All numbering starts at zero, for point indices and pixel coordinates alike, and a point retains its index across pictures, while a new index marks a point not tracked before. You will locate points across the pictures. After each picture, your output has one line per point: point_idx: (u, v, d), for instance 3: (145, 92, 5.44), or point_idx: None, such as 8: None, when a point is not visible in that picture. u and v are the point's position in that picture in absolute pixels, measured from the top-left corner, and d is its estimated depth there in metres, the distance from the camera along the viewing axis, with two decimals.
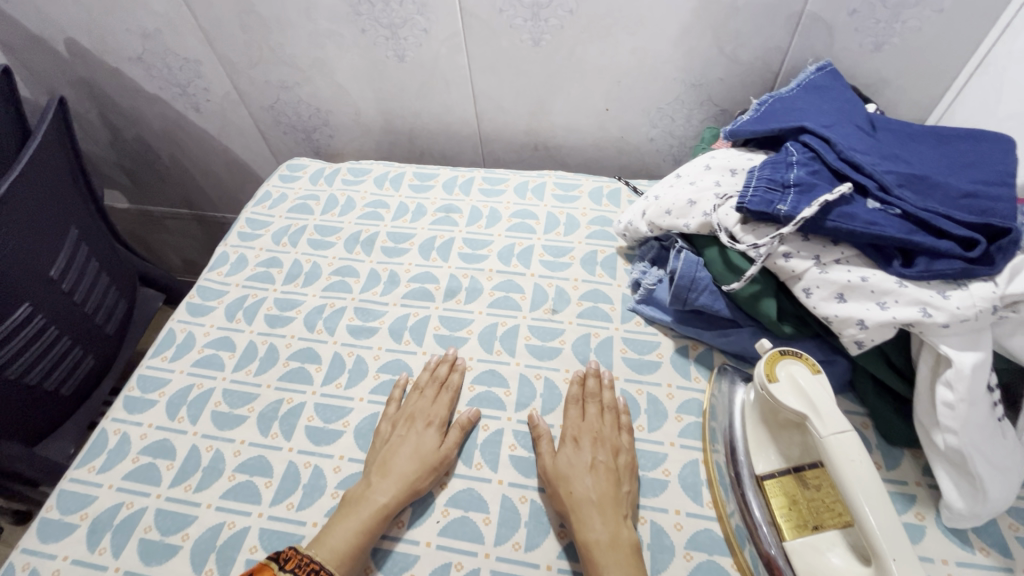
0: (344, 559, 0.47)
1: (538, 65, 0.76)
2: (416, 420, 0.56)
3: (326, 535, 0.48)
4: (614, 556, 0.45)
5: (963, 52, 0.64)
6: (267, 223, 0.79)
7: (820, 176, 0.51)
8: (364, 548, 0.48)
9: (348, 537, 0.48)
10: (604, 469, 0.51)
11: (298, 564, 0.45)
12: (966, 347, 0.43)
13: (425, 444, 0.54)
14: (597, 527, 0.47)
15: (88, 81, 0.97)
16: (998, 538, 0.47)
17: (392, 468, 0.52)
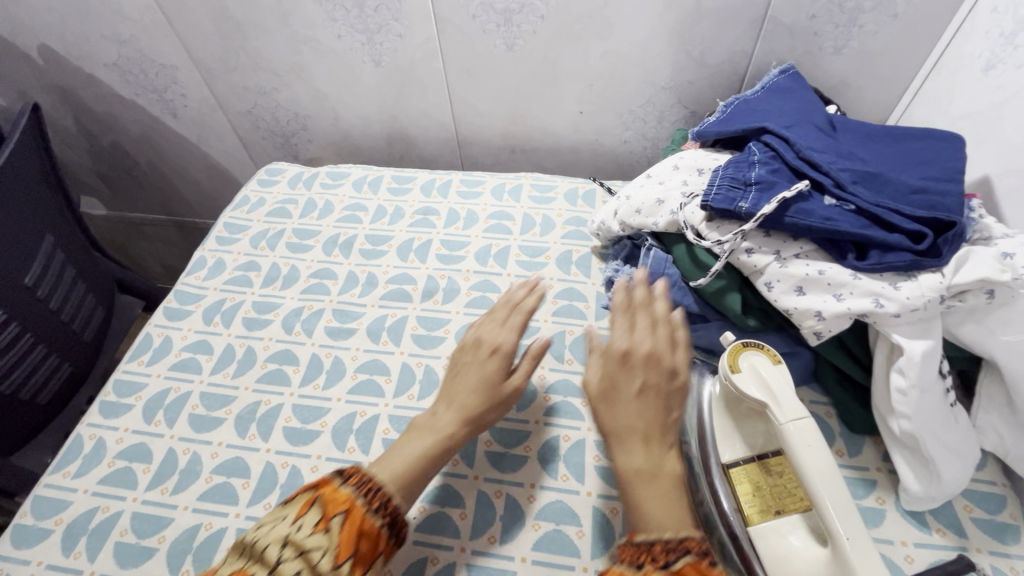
0: (404, 483, 0.46)
1: (512, 69, 0.77)
2: (473, 351, 0.54)
3: (388, 456, 0.48)
4: (655, 489, 0.42)
5: (918, 55, 0.67)
6: (245, 227, 0.80)
7: (780, 174, 0.53)
8: (423, 476, 0.47)
9: (409, 460, 0.48)
10: (655, 395, 0.46)
11: (359, 481, 0.44)
12: (916, 336, 0.46)
13: (485, 377, 0.52)
14: (636, 456, 0.43)
15: (63, 88, 0.97)
16: (954, 519, 0.49)
17: (455, 395, 0.52)
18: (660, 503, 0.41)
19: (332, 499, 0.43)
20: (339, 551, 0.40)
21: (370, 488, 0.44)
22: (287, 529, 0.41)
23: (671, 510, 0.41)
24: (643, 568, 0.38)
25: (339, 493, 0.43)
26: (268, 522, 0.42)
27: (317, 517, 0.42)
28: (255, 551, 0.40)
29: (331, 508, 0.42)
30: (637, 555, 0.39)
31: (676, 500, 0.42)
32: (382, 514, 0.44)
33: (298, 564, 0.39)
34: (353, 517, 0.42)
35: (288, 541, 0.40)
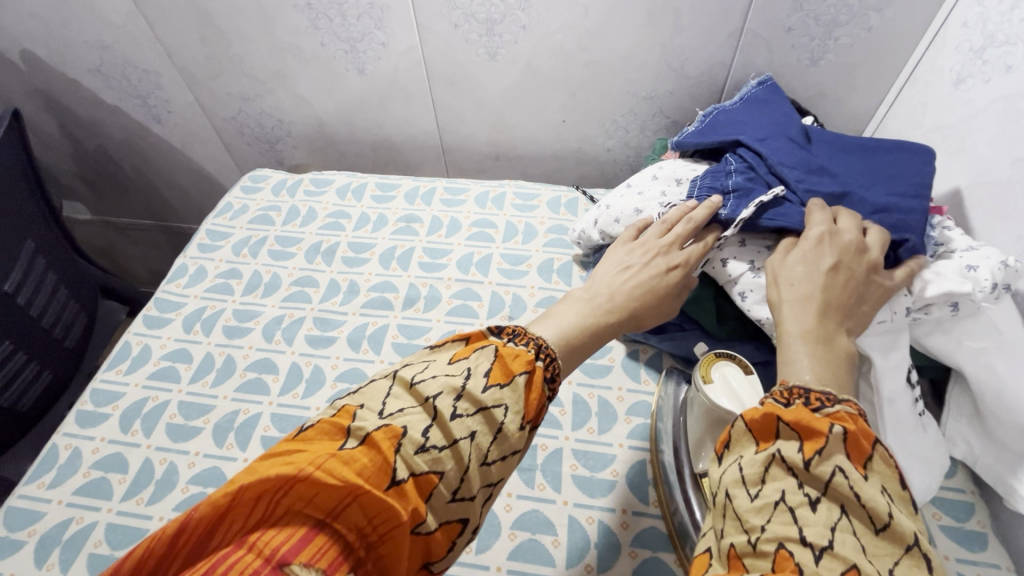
0: (569, 349, 0.42)
1: (495, 78, 0.78)
2: (642, 244, 0.51)
3: (549, 321, 0.44)
4: (824, 351, 0.38)
5: (892, 68, 0.68)
6: (227, 234, 0.79)
7: (756, 181, 0.54)
8: (582, 347, 0.43)
9: (579, 329, 0.44)
10: (850, 276, 0.43)
11: (531, 342, 0.40)
12: (884, 347, 0.46)
13: (653, 273, 0.48)
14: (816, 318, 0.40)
15: (46, 93, 0.96)
16: (923, 527, 0.49)
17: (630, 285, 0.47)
18: (818, 360, 0.38)
19: (511, 358, 0.38)
20: (523, 412, 0.36)
21: (539, 346, 0.40)
22: (457, 378, 0.36)
23: (837, 372, 0.37)
24: (794, 403, 0.34)
25: (516, 354, 0.38)
26: (416, 362, 0.38)
27: (498, 370, 0.37)
28: (427, 394, 0.35)
29: (514, 367, 0.37)
30: (791, 393, 0.35)
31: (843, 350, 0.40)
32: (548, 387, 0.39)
33: (474, 425, 0.34)
34: (533, 382, 0.38)
35: (462, 394, 0.35)
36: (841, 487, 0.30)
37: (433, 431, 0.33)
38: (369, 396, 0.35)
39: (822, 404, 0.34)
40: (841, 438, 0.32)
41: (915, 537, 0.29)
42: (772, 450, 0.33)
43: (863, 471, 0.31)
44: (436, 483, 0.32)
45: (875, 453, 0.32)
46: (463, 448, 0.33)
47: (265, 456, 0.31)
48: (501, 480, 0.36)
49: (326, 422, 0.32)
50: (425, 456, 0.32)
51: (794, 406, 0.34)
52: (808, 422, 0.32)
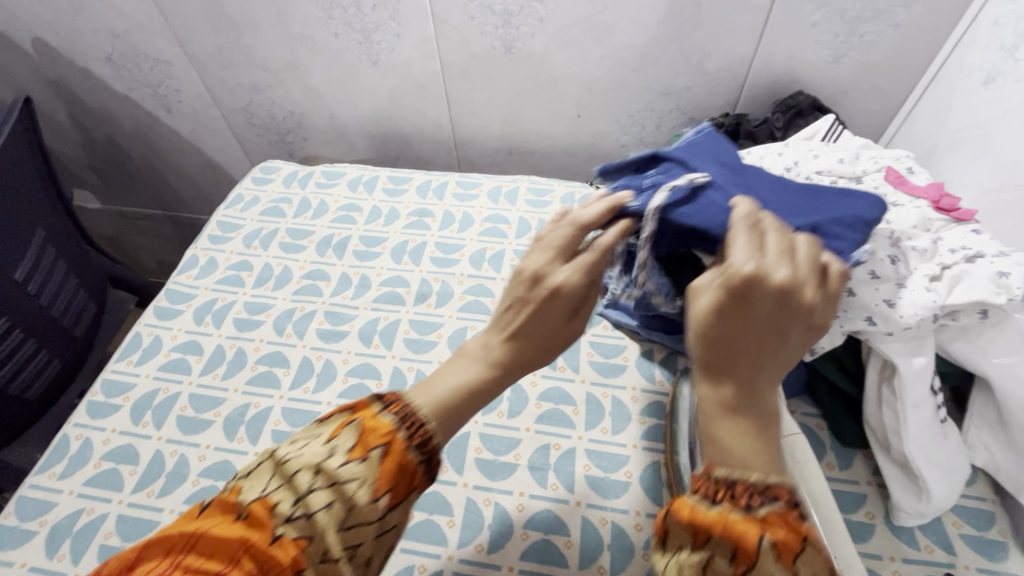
0: (445, 412, 0.39)
1: (510, 71, 0.77)
2: (532, 267, 0.41)
3: (425, 387, 0.40)
4: (737, 427, 0.31)
5: (918, 66, 0.67)
6: (238, 226, 0.79)
7: (672, 174, 0.46)
8: (467, 409, 0.40)
9: (452, 391, 0.40)
10: (749, 320, 0.32)
11: (401, 409, 0.37)
12: (908, 354, 0.45)
13: (547, 309, 0.40)
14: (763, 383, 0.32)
15: (57, 81, 0.95)
16: (943, 536, 0.49)
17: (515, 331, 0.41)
18: (744, 438, 0.31)
19: (369, 430, 0.35)
20: (375, 484, 0.34)
21: (410, 419, 0.37)
22: (323, 454, 0.34)
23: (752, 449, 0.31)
24: (719, 506, 0.29)
25: (378, 422, 0.36)
26: (300, 437, 0.36)
27: (352, 441, 0.35)
28: (285, 471, 0.34)
29: (369, 438, 0.35)
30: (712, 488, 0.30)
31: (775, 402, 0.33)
32: (419, 450, 0.36)
33: (325, 495, 0.33)
34: (392, 451, 0.35)
35: (319, 466, 0.34)
36: None
37: (299, 506, 0.32)
38: (250, 476, 0.35)
39: (743, 495, 0.29)
40: (769, 549, 0.27)
41: None
42: (703, 560, 0.28)
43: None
44: (307, 553, 0.31)
45: (802, 549, 0.28)
46: (323, 522, 0.32)
47: (154, 536, 0.33)
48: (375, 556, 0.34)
49: (216, 499, 0.34)
50: (293, 527, 0.32)
51: (715, 508, 0.29)
52: (730, 528, 0.28)
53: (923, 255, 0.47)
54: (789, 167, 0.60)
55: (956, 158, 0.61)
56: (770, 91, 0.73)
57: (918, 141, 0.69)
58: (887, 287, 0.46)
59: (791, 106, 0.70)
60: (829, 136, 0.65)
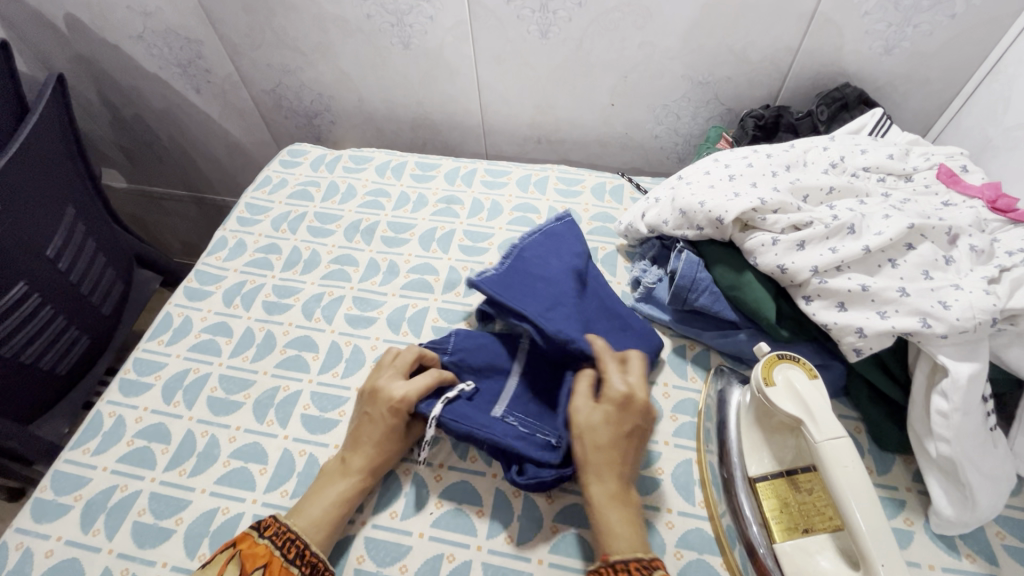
0: (318, 528, 0.47)
1: (545, 57, 0.75)
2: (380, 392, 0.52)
3: (303, 505, 0.48)
4: (621, 513, 0.45)
5: (974, 59, 0.64)
6: (267, 209, 0.79)
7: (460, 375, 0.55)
8: (346, 513, 0.49)
9: (325, 507, 0.48)
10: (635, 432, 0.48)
11: (276, 532, 0.45)
12: (962, 358, 0.44)
13: (392, 427, 0.51)
14: (610, 484, 0.46)
15: (88, 58, 0.95)
16: (985, 546, 0.47)
17: (362, 447, 0.51)
18: (625, 526, 0.45)
19: (251, 555, 0.44)
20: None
21: (286, 538, 0.45)
22: None
23: (634, 533, 0.44)
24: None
25: (257, 548, 0.44)
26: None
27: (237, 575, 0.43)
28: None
29: (250, 564, 0.43)
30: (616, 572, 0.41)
31: (622, 508, 0.46)
32: (298, 563, 0.44)
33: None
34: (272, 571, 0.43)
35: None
36: None
37: None
38: None
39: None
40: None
41: None
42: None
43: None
44: None
45: None
46: None
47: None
48: None
49: None
50: None
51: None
52: None
53: (978, 257, 0.47)
54: (835, 161, 0.59)
55: (1012, 157, 0.58)
56: (814, 82, 0.71)
57: (969, 138, 0.66)
58: (940, 288, 0.45)
59: (837, 98, 0.68)
60: (875, 131, 0.63)
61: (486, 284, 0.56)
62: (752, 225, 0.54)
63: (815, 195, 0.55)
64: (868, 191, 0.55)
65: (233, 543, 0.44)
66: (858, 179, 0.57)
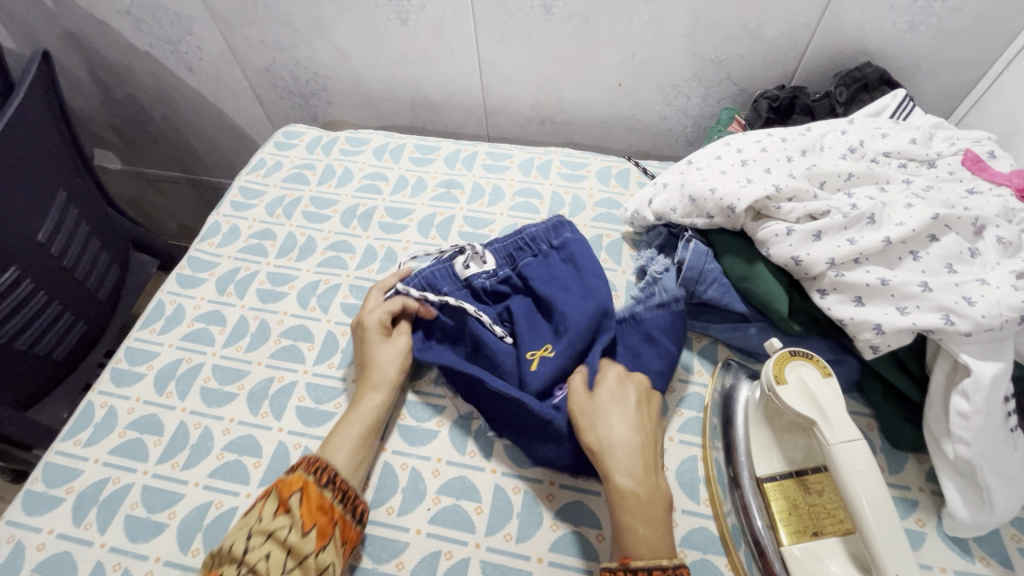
0: (351, 460, 0.49)
1: (549, 34, 0.71)
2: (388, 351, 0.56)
3: (331, 440, 0.49)
4: (643, 512, 0.43)
5: (1003, 38, 0.60)
6: (261, 192, 0.76)
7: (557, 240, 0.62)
8: (373, 432, 0.51)
9: (350, 442, 0.50)
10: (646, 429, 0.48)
11: (308, 462, 0.46)
12: (986, 357, 0.42)
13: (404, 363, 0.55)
14: (627, 479, 0.45)
15: (75, 34, 0.92)
16: (1000, 549, 0.45)
17: (376, 378, 0.54)
18: (648, 524, 0.43)
19: (286, 484, 0.44)
20: (303, 522, 0.42)
21: (318, 466, 0.46)
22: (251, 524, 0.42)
23: (655, 530, 0.43)
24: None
25: (289, 479, 0.45)
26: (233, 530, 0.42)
27: (275, 505, 0.43)
28: (233, 556, 0.40)
29: (287, 490, 0.44)
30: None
31: (642, 516, 0.43)
32: (333, 487, 0.46)
33: (269, 547, 0.41)
34: (310, 494, 0.44)
35: (252, 530, 0.42)
36: None
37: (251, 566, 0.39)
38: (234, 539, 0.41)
39: None
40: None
41: None
42: None
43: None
44: None
45: None
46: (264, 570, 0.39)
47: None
48: None
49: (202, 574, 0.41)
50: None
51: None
52: None
53: (1005, 250, 0.45)
54: (854, 146, 0.56)
55: None
56: (833, 61, 0.67)
57: (995, 120, 0.63)
58: (965, 282, 0.43)
59: (857, 78, 0.64)
60: (897, 114, 0.60)
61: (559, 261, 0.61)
62: (765, 214, 0.51)
63: (832, 182, 0.52)
64: (889, 178, 0.53)
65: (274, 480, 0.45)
66: (878, 165, 0.54)
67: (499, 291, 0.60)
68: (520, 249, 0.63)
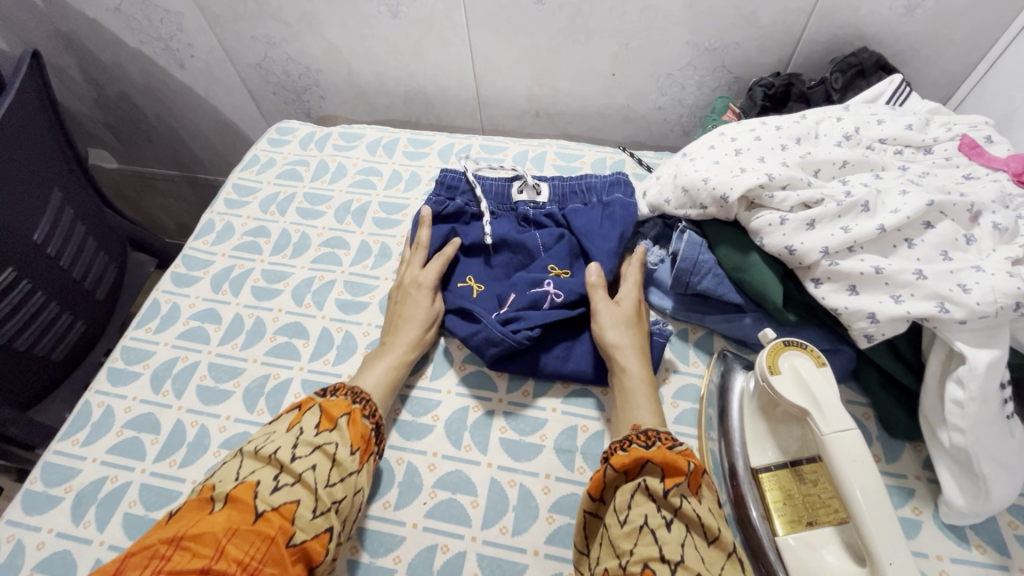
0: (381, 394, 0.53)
1: (541, 24, 0.71)
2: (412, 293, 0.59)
3: (361, 376, 0.54)
4: (648, 395, 0.50)
5: (1001, 21, 0.59)
6: (255, 189, 0.76)
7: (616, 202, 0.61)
8: (398, 382, 0.55)
9: (380, 382, 0.54)
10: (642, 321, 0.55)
11: (351, 392, 0.51)
12: (981, 344, 0.42)
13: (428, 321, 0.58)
14: (630, 361, 0.52)
15: (66, 34, 0.92)
16: (996, 536, 0.45)
17: (404, 334, 0.57)
18: (654, 405, 0.49)
19: (332, 407, 0.49)
20: (349, 442, 0.48)
21: (361, 397, 0.51)
22: (290, 443, 0.46)
23: (654, 406, 0.49)
24: (656, 446, 0.44)
25: (335, 402, 0.50)
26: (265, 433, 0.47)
27: (317, 421, 0.48)
28: (280, 463, 0.44)
29: (334, 412, 0.49)
30: (651, 438, 0.44)
31: (641, 386, 0.50)
32: (371, 420, 0.50)
33: (314, 459, 0.45)
34: (355, 419, 0.49)
35: (298, 442, 0.46)
36: (688, 512, 0.40)
37: (280, 478, 0.44)
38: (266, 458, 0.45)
39: (674, 443, 0.44)
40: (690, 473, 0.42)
41: (733, 547, 0.40)
42: (640, 481, 0.42)
43: (697, 497, 0.42)
44: (296, 508, 0.42)
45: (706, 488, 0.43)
46: (305, 479, 0.44)
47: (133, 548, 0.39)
48: (348, 513, 0.45)
49: (191, 500, 0.42)
50: (279, 493, 0.43)
51: (653, 448, 0.43)
52: (669, 461, 0.42)
53: (1001, 236, 0.44)
54: (850, 133, 0.55)
55: None
56: (829, 47, 0.67)
57: (993, 105, 0.62)
58: (961, 269, 0.43)
59: (852, 64, 0.63)
60: (893, 100, 0.59)
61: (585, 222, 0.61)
62: (759, 203, 0.51)
63: (827, 169, 0.51)
64: (885, 165, 0.52)
65: (301, 404, 0.50)
66: (873, 152, 0.54)
67: (540, 221, 0.64)
68: (574, 194, 0.65)
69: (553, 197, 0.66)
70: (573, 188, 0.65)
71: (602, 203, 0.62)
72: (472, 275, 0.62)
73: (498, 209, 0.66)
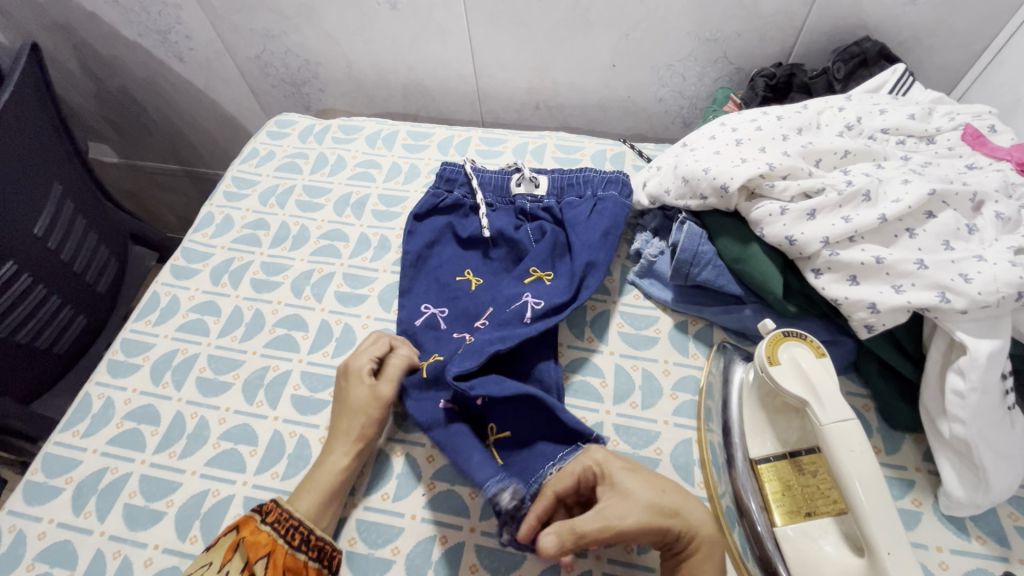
0: (320, 511, 0.47)
1: (541, 15, 0.70)
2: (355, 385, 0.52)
3: (300, 492, 0.47)
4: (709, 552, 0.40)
5: (1006, 10, 0.59)
6: (253, 182, 0.76)
7: (607, 200, 0.61)
8: (339, 493, 0.48)
9: (315, 500, 0.47)
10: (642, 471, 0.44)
11: (278, 518, 0.45)
12: (982, 334, 0.41)
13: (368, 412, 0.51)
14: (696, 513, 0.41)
15: (65, 27, 0.91)
16: (997, 528, 0.45)
17: (343, 436, 0.50)
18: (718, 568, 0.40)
19: (252, 544, 0.44)
20: None
21: (288, 525, 0.45)
22: None
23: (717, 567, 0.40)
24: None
25: (260, 536, 0.44)
26: (193, 573, 0.43)
27: (242, 563, 0.43)
28: None
29: (253, 554, 0.43)
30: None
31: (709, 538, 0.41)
32: (305, 547, 0.45)
33: None
34: (276, 560, 0.44)
35: None
36: None
37: None
38: None
39: None
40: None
41: None
42: None
43: None
44: None
45: None
46: None
47: None
48: None
49: None
50: None
51: None
52: None
53: (1004, 225, 0.44)
54: (852, 123, 0.54)
55: None
56: (832, 37, 0.66)
57: (997, 95, 0.62)
58: (962, 260, 0.42)
59: (855, 54, 0.63)
60: (896, 90, 0.59)
61: (573, 219, 0.61)
62: (759, 193, 0.50)
63: (828, 159, 0.51)
64: (887, 155, 0.51)
65: (236, 524, 0.45)
66: (875, 142, 0.53)
67: (536, 214, 0.64)
68: (572, 187, 0.65)
69: (551, 188, 0.66)
70: (568, 183, 0.65)
71: (596, 199, 0.62)
72: (471, 269, 0.62)
73: (496, 202, 0.66)
